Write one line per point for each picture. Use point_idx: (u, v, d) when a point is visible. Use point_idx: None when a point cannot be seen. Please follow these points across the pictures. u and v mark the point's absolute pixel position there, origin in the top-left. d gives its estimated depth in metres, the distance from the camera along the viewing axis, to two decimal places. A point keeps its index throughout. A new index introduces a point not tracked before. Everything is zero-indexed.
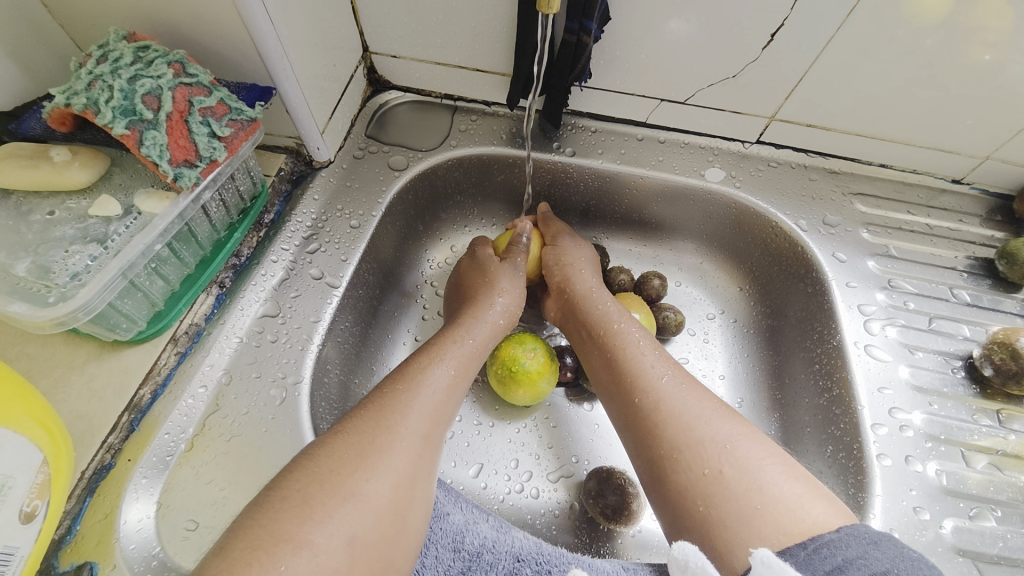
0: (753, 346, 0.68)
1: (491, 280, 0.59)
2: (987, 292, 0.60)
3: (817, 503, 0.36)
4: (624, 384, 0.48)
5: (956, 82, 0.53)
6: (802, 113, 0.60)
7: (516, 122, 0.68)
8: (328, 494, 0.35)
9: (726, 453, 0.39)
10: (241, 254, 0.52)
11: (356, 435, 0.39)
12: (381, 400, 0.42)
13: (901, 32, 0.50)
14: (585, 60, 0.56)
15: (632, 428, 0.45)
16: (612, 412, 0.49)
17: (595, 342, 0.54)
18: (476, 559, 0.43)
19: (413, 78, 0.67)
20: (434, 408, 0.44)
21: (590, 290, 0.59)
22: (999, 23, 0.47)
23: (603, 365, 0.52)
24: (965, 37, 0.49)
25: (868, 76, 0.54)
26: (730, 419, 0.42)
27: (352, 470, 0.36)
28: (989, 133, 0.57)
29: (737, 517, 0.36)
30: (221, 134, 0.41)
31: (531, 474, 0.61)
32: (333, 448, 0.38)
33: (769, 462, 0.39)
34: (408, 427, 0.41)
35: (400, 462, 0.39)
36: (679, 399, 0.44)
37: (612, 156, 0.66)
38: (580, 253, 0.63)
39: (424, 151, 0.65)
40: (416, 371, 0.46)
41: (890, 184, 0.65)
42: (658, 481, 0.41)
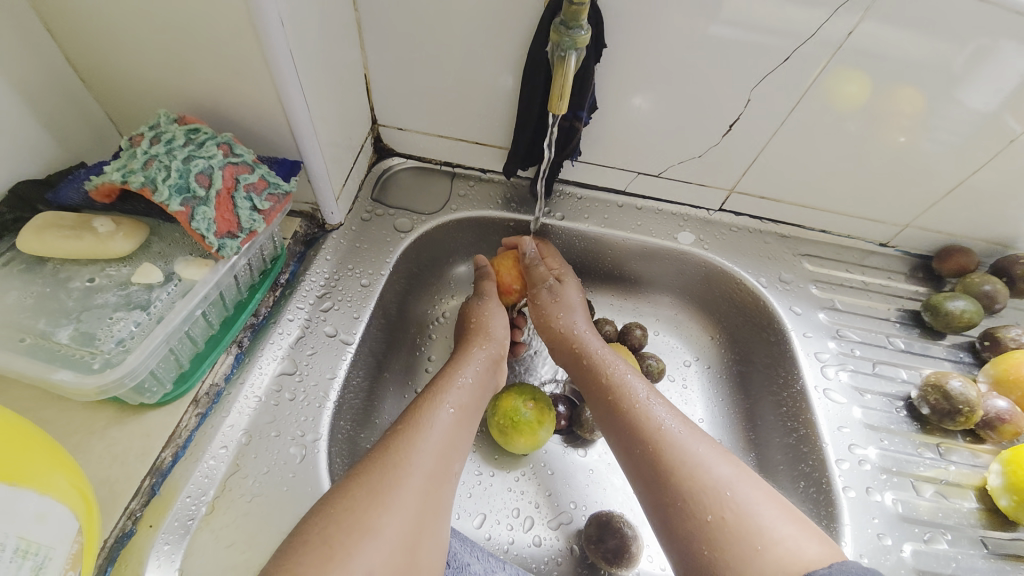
0: (728, 390, 0.75)
1: (484, 326, 0.61)
2: (917, 339, 0.71)
3: (810, 541, 0.41)
4: (631, 432, 0.52)
5: (876, 161, 0.65)
6: (756, 187, 0.71)
7: (510, 188, 0.76)
8: (346, 533, 0.37)
9: (723, 497, 0.44)
10: (259, 313, 0.54)
11: (367, 475, 0.41)
12: (389, 440, 0.45)
13: (829, 119, 0.61)
14: (575, 141, 0.64)
15: (640, 469, 0.50)
16: (622, 456, 0.53)
17: (597, 392, 0.58)
18: None
19: (416, 148, 0.74)
20: (439, 445, 0.46)
21: (587, 336, 0.63)
22: (907, 110, 0.59)
23: (607, 415, 0.56)
24: (882, 121, 0.60)
25: (805, 160, 0.66)
26: (728, 463, 0.47)
27: (367, 510, 0.39)
28: (907, 203, 0.69)
29: (740, 558, 0.41)
30: (261, 207, 0.45)
31: (532, 521, 0.63)
32: (348, 490, 0.40)
33: (769, 506, 0.44)
34: (415, 467, 0.43)
35: (410, 500, 0.41)
36: (682, 446, 0.49)
37: (596, 221, 0.75)
38: (571, 298, 0.65)
39: (426, 214, 0.71)
40: (420, 412, 0.48)
41: (829, 247, 0.77)
42: (672, 521, 0.46)
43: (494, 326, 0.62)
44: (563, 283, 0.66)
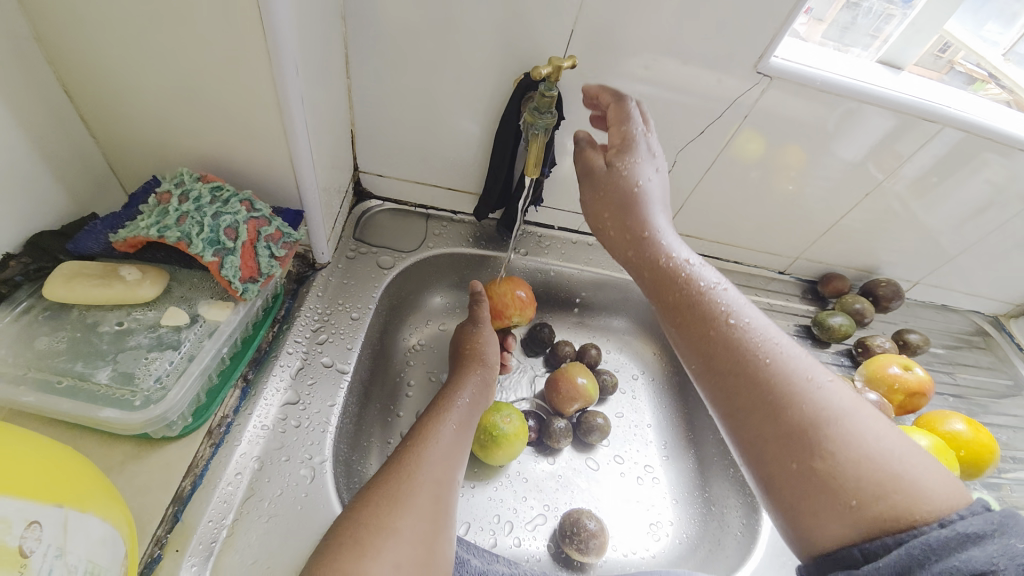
0: (669, 398, 0.88)
1: (477, 351, 0.69)
2: (810, 347, 0.88)
3: (932, 474, 0.39)
4: (731, 355, 0.48)
5: (774, 203, 0.83)
6: (683, 227, 0.87)
7: (477, 228, 0.86)
8: (373, 533, 0.43)
9: (837, 428, 0.42)
10: (261, 348, 0.59)
11: (384, 485, 0.48)
12: (400, 455, 0.52)
13: (737, 169, 0.78)
14: (538, 191, 0.78)
15: (744, 401, 0.46)
16: (720, 392, 0.48)
17: (676, 313, 0.53)
18: None
19: (393, 193, 0.82)
20: (444, 456, 0.53)
21: (667, 238, 0.55)
22: (794, 163, 0.77)
23: (694, 339, 0.51)
24: (777, 170, 0.78)
25: (719, 205, 0.83)
26: (840, 390, 0.45)
27: (388, 514, 0.45)
28: (800, 236, 0.89)
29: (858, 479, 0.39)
30: (278, 254, 0.51)
31: (512, 524, 0.71)
32: (369, 499, 0.46)
33: (886, 433, 0.42)
34: (427, 475, 0.50)
35: (426, 502, 0.48)
36: (797, 381, 0.45)
37: (554, 256, 0.87)
38: (643, 171, 0.56)
39: (406, 252, 0.79)
40: (424, 430, 0.55)
41: (741, 275, 0.94)
42: (788, 448, 0.43)
43: (485, 350, 0.70)
44: (615, 166, 0.57)
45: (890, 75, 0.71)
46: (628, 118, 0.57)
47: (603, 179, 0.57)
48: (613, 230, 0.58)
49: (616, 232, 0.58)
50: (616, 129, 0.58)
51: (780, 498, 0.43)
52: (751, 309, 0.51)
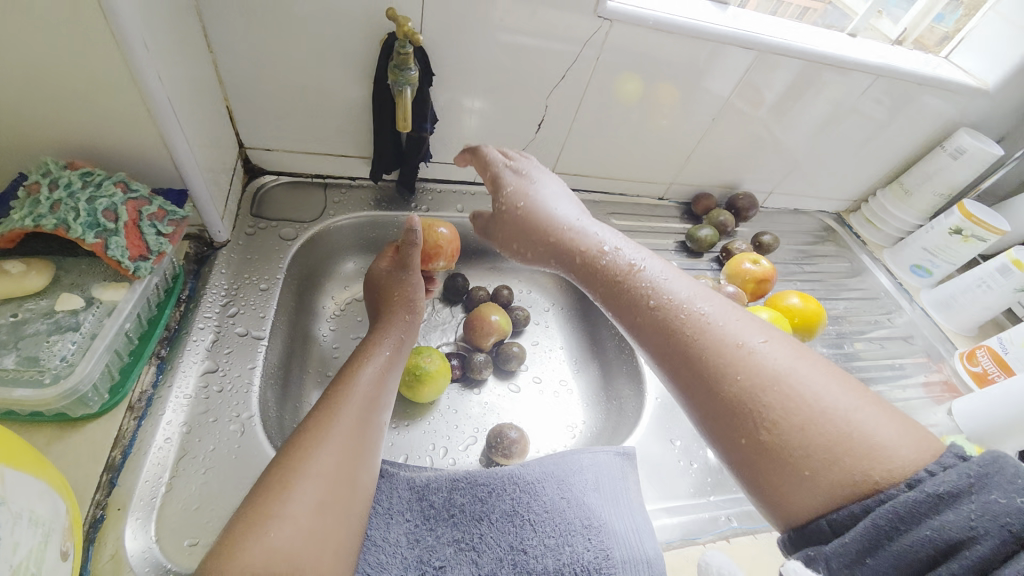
0: (575, 321, 0.99)
1: (404, 296, 0.74)
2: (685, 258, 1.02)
3: (880, 423, 0.42)
4: (673, 336, 0.52)
5: (642, 136, 0.95)
6: (568, 167, 0.98)
7: (378, 190, 0.90)
8: (298, 461, 0.47)
9: (786, 392, 0.45)
10: (170, 327, 0.62)
11: (310, 422, 0.51)
12: (327, 395, 0.55)
13: (604, 109, 0.88)
14: (425, 147, 0.82)
15: (732, 433, 0.46)
16: (700, 406, 0.49)
17: (642, 309, 0.56)
18: (426, 490, 0.57)
19: (287, 166, 0.84)
20: (369, 393, 0.57)
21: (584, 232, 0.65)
22: (651, 98, 0.88)
23: (657, 333, 0.54)
24: (637, 106, 0.89)
25: (594, 143, 0.94)
26: (778, 349, 0.48)
27: (312, 444, 0.49)
28: (674, 163, 1.02)
29: (826, 443, 0.42)
30: (166, 232, 0.53)
31: (447, 450, 0.80)
32: (299, 435, 0.50)
33: (825, 388, 0.45)
34: (351, 409, 0.54)
35: (349, 432, 0.51)
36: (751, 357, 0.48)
37: (455, 209, 0.93)
38: (539, 180, 0.70)
39: (308, 222, 0.82)
40: (350, 371, 0.59)
41: (626, 205, 1.07)
42: (736, 417, 0.46)
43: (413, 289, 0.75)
44: (511, 179, 0.70)
45: (717, 12, 0.81)
46: (491, 159, 0.71)
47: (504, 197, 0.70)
48: (531, 255, 0.69)
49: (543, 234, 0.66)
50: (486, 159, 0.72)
51: (743, 465, 0.46)
52: (683, 282, 0.56)
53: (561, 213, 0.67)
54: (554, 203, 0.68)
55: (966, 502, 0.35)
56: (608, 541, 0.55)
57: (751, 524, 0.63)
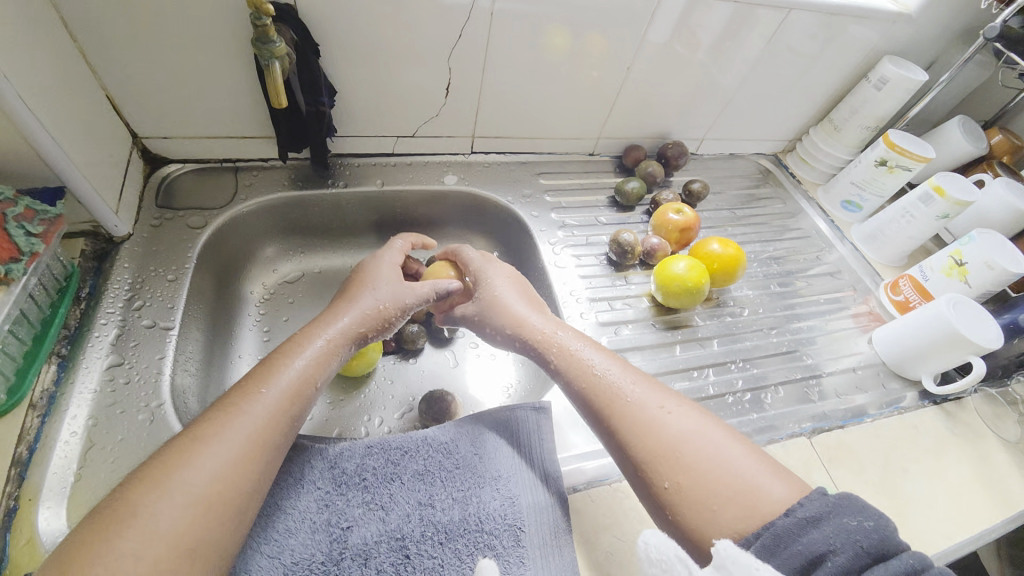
0: None
1: (369, 283, 0.68)
2: (616, 214, 1.01)
3: (773, 481, 0.49)
4: (601, 403, 0.59)
5: (558, 91, 0.93)
6: (488, 129, 0.97)
7: (292, 170, 0.89)
8: (194, 442, 0.47)
9: (701, 465, 0.51)
10: (70, 325, 0.62)
11: (223, 405, 0.51)
12: (251, 377, 0.54)
13: (512, 66, 0.86)
14: (327, 121, 0.80)
15: (641, 476, 0.54)
16: (620, 461, 0.56)
17: (579, 382, 0.62)
18: (338, 463, 0.58)
19: (190, 153, 0.82)
20: (292, 384, 0.54)
21: (534, 317, 0.69)
22: (560, 50, 0.86)
23: (587, 403, 0.60)
24: (547, 60, 0.87)
25: (511, 102, 0.92)
26: (686, 418, 0.55)
27: (216, 428, 0.48)
28: (597, 117, 1.01)
29: (706, 503, 0.49)
30: (36, 231, 0.55)
31: (383, 420, 0.82)
32: (210, 417, 0.50)
33: (723, 448, 0.52)
34: (263, 398, 0.52)
35: (258, 417, 0.50)
36: (665, 421, 0.55)
37: (375, 182, 0.92)
38: (501, 282, 0.74)
39: (218, 208, 0.81)
40: (283, 354, 0.57)
41: (556, 163, 1.06)
42: (644, 474, 0.53)
43: (378, 283, 0.69)
44: (481, 273, 0.75)
45: None
46: (480, 260, 0.77)
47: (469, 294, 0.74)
48: (495, 334, 0.72)
49: (509, 321, 0.70)
50: (461, 258, 0.79)
51: (649, 501, 0.53)
52: (614, 360, 0.62)
53: (520, 305, 0.71)
54: (515, 299, 0.72)
55: (826, 524, 0.43)
56: (514, 490, 0.58)
57: None
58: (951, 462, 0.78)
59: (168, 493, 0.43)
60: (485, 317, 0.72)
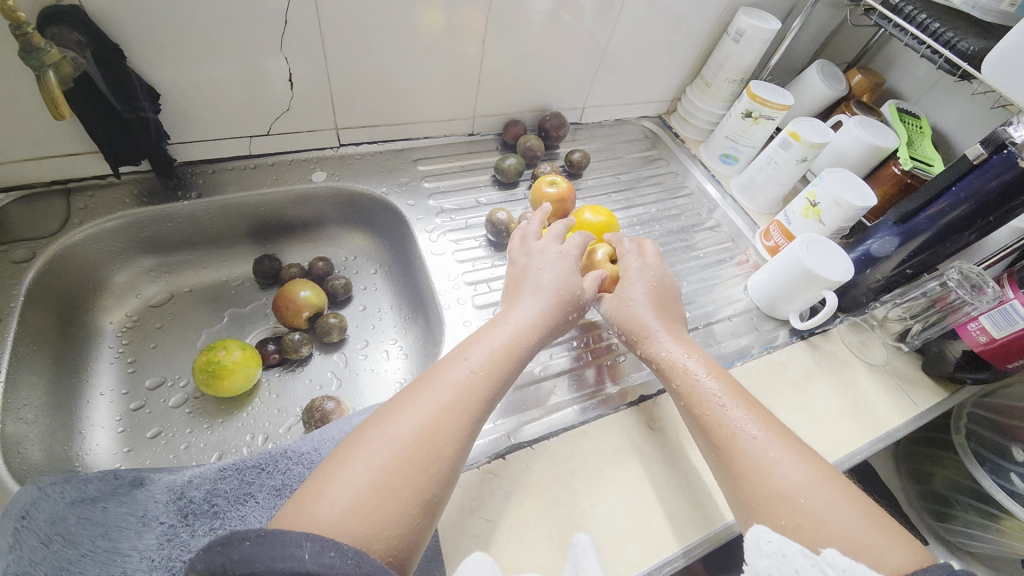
0: (396, 280, 0.98)
1: (525, 279, 0.72)
2: (498, 193, 1.00)
3: (887, 544, 0.49)
4: (694, 410, 0.64)
5: (418, 72, 0.90)
6: (353, 120, 0.92)
7: (138, 184, 0.82)
8: (340, 459, 0.51)
9: (803, 502, 0.53)
10: None
11: (393, 404, 0.56)
12: (422, 382, 0.59)
13: (359, 51, 0.82)
14: (154, 127, 0.75)
15: (728, 474, 0.59)
16: (718, 472, 0.61)
17: (675, 390, 0.67)
18: (187, 496, 0.57)
19: (6, 179, 0.74)
20: (431, 415, 0.54)
21: (665, 342, 0.70)
22: (406, 29, 0.82)
23: (689, 415, 0.65)
24: (397, 41, 0.83)
25: (369, 88, 0.88)
26: (778, 450, 0.57)
27: (349, 449, 0.51)
28: (467, 96, 0.98)
29: (812, 527, 0.51)
30: None
31: (267, 436, 0.79)
32: (369, 424, 0.54)
33: (817, 493, 0.53)
34: (398, 426, 0.53)
35: (384, 447, 0.51)
36: (752, 449, 0.58)
37: (233, 188, 0.86)
38: (631, 287, 0.74)
39: (47, 237, 0.74)
40: (439, 372, 0.60)
41: (434, 148, 1.04)
42: (744, 491, 0.57)
43: (524, 296, 0.70)
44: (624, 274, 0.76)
45: None
46: (637, 252, 0.79)
47: (611, 312, 0.75)
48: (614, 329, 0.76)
49: (637, 337, 0.72)
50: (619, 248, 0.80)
51: (744, 507, 0.56)
52: (727, 390, 0.64)
53: (660, 338, 0.70)
54: (649, 323, 0.72)
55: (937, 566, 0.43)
56: None
57: (529, 438, 0.69)
58: (817, 393, 0.84)
59: (344, 481, 0.48)
60: (633, 338, 0.72)
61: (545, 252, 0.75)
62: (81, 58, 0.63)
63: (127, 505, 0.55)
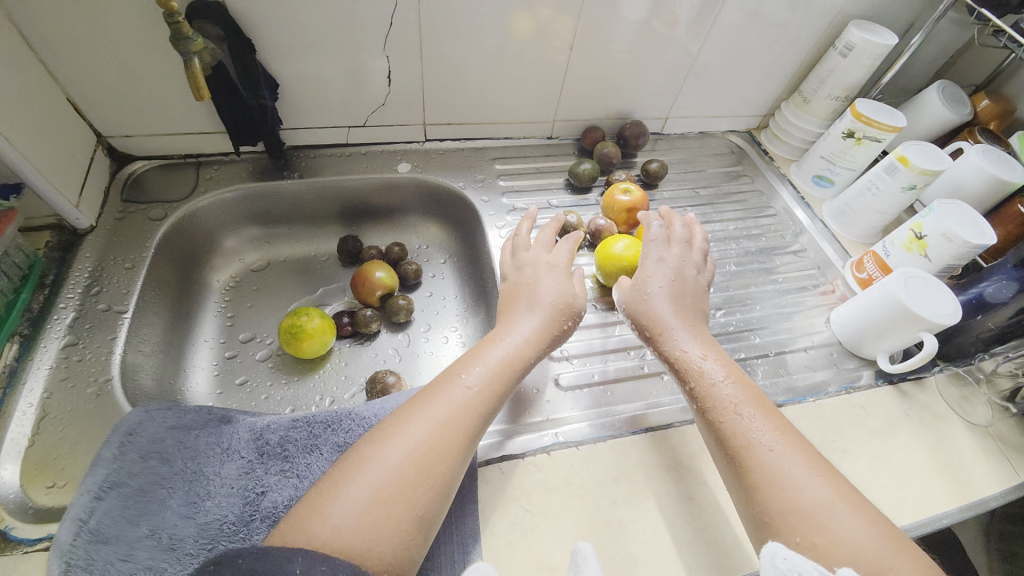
0: (464, 271, 1.02)
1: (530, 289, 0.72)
2: (570, 197, 1.01)
3: (903, 564, 0.48)
4: (719, 432, 0.59)
5: (504, 75, 0.93)
6: (439, 117, 0.98)
7: (252, 163, 0.93)
8: (337, 480, 0.50)
9: (821, 520, 0.51)
10: (33, 309, 0.70)
11: (391, 426, 0.55)
12: (416, 401, 0.58)
13: (452, 54, 0.87)
14: (270, 115, 0.84)
15: (749, 499, 0.55)
16: (737, 498, 0.57)
17: (697, 409, 0.63)
18: (265, 441, 0.63)
19: (152, 149, 0.88)
20: (425, 438, 0.54)
21: (702, 361, 0.65)
22: (497, 35, 0.86)
23: (713, 439, 0.60)
24: (488, 45, 0.88)
25: (457, 89, 0.94)
26: (813, 478, 0.54)
27: (350, 469, 0.51)
28: (549, 100, 1.01)
29: (838, 556, 0.48)
30: None
31: (334, 400, 0.86)
32: (368, 444, 0.54)
33: (848, 521, 0.51)
34: (395, 448, 0.53)
35: (384, 469, 0.51)
36: (785, 475, 0.54)
37: (329, 172, 0.95)
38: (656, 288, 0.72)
39: (177, 201, 0.86)
40: (437, 391, 0.59)
41: (513, 148, 1.07)
42: (766, 518, 0.53)
43: (523, 317, 0.69)
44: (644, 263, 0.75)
45: None
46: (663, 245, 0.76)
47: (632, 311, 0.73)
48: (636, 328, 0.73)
49: (665, 352, 0.68)
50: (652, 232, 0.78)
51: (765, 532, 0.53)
52: (755, 409, 0.60)
53: (682, 339, 0.67)
54: (671, 321, 0.69)
55: None
56: None
57: (577, 438, 0.68)
58: (899, 444, 0.76)
59: (341, 504, 0.48)
60: (653, 333, 0.70)
61: (535, 262, 0.76)
62: (218, 49, 0.73)
63: (214, 437, 0.63)
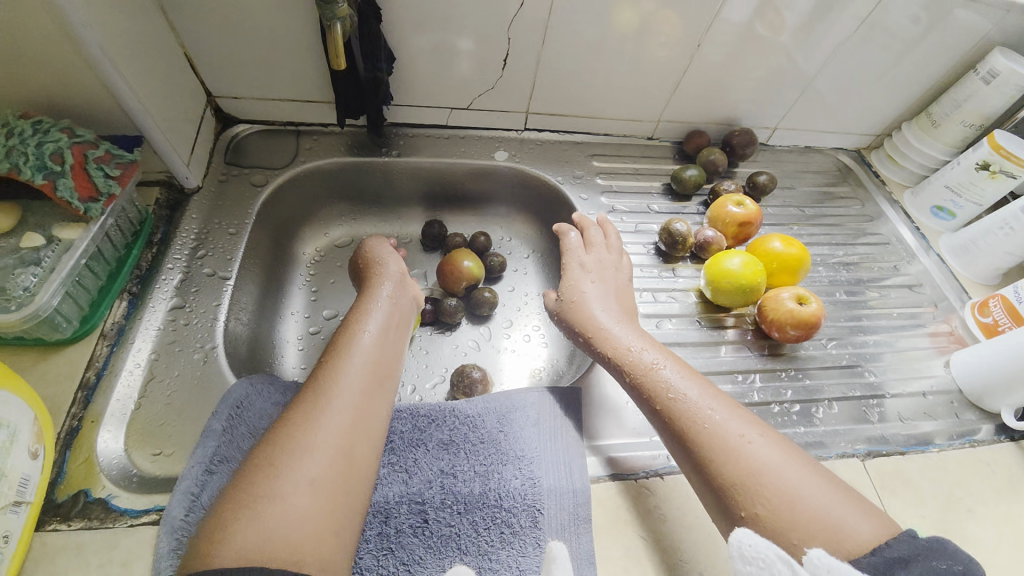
0: (550, 268, 0.98)
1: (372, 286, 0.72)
2: (670, 203, 0.96)
3: (854, 513, 0.46)
4: (672, 426, 0.55)
5: (621, 69, 0.88)
6: (544, 107, 0.94)
7: (351, 137, 0.90)
8: (257, 476, 0.46)
9: (786, 491, 0.47)
10: (141, 266, 0.69)
11: (290, 419, 0.50)
12: (316, 381, 0.54)
13: (574, 42, 0.82)
14: (383, 89, 0.81)
15: (717, 496, 0.50)
16: (706, 498, 0.52)
17: (643, 402, 0.59)
18: None
19: (257, 114, 0.86)
20: (344, 418, 0.51)
21: (637, 349, 0.63)
22: (625, 26, 0.81)
23: (670, 440, 0.55)
24: (613, 37, 0.83)
25: (570, 79, 0.89)
26: (768, 445, 0.51)
27: (276, 459, 0.47)
28: (661, 99, 0.95)
29: (806, 527, 0.45)
30: (113, 174, 0.62)
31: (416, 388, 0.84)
32: (282, 433, 0.49)
33: (801, 481, 0.48)
34: (324, 431, 0.49)
35: (315, 458, 0.47)
36: (742, 451, 0.50)
37: (427, 153, 0.92)
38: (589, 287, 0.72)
39: (278, 169, 0.84)
40: (324, 380, 0.54)
41: (612, 146, 1.02)
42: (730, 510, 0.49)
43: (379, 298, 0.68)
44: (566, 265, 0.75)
45: None
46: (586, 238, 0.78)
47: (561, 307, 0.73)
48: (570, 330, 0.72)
49: (605, 347, 0.65)
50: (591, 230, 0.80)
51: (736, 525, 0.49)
52: (695, 385, 0.57)
53: (619, 331, 0.66)
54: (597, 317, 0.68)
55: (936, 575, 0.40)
56: (535, 470, 0.59)
57: None
58: None
59: (269, 501, 0.44)
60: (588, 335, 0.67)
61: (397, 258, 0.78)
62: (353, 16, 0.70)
63: None
